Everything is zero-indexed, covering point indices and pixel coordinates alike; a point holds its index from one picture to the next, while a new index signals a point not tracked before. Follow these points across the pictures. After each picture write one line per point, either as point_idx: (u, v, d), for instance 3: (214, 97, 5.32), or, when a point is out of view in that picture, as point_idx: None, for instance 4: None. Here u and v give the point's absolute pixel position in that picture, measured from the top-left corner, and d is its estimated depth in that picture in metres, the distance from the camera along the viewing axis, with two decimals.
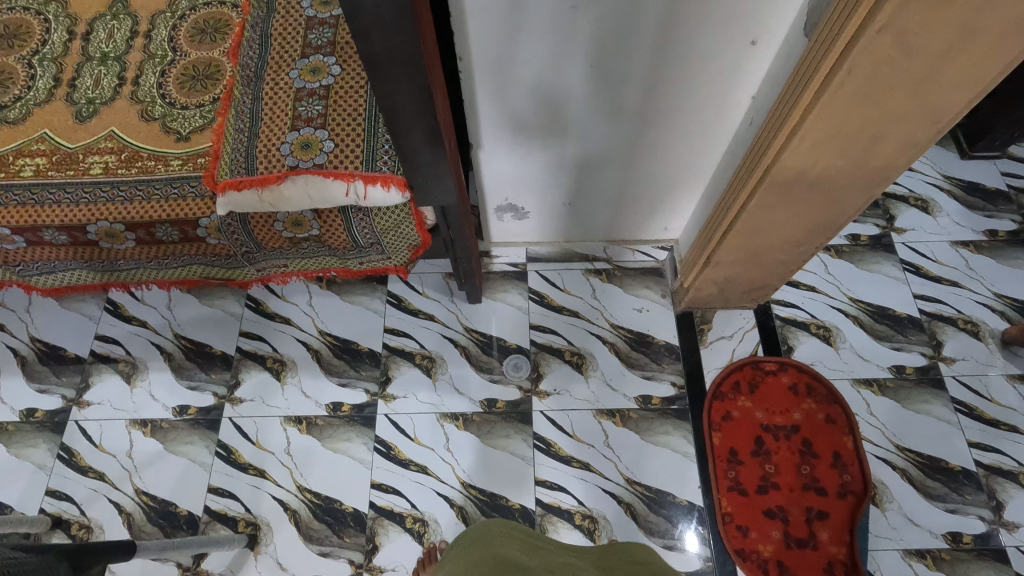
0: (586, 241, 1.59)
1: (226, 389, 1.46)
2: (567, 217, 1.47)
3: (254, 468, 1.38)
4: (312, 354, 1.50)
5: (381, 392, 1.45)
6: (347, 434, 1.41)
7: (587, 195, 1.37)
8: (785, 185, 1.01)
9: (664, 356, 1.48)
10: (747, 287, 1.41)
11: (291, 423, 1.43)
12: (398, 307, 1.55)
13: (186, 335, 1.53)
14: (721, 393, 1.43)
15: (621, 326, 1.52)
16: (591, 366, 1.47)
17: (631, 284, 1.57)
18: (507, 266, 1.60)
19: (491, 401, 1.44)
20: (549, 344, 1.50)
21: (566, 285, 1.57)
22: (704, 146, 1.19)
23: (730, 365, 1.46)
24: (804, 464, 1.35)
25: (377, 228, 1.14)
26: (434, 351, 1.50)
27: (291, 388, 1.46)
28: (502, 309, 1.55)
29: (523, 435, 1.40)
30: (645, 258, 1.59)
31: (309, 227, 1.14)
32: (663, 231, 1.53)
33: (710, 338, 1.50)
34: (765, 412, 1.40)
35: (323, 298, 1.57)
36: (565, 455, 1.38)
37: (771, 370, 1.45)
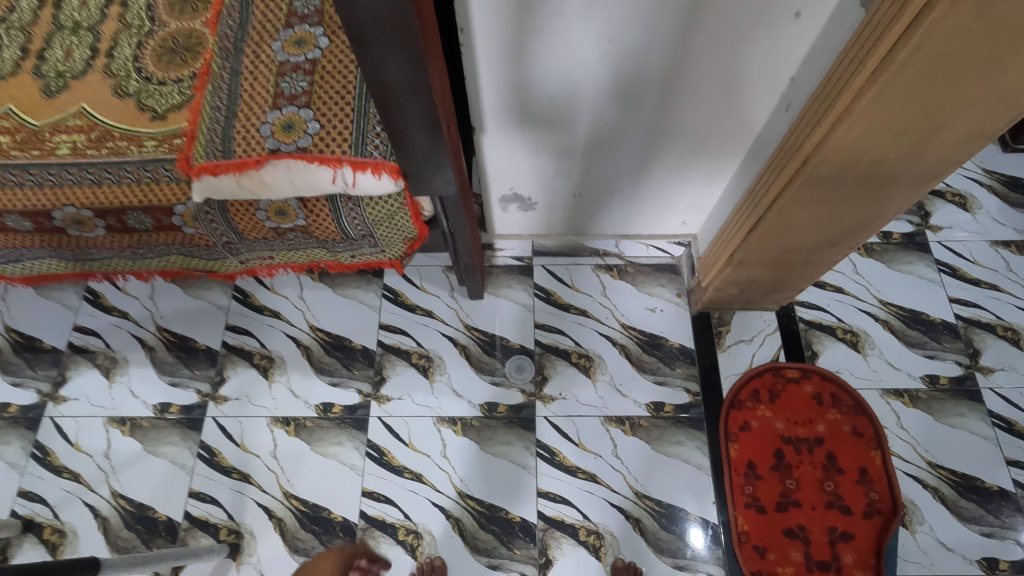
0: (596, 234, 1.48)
1: (210, 387, 1.38)
2: (576, 210, 1.36)
3: (237, 472, 1.30)
4: (303, 350, 1.41)
5: (374, 392, 1.36)
6: (337, 437, 1.32)
7: (600, 184, 1.26)
8: (824, 179, 0.90)
9: (678, 359, 1.38)
10: (769, 288, 1.30)
11: (278, 423, 1.34)
12: (394, 302, 1.45)
13: (169, 328, 1.44)
14: (738, 402, 1.32)
15: (632, 327, 1.42)
16: (599, 370, 1.38)
17: (644, 281, 1.46)
18: (511, 260, 1.49)
19: (492, 405, 1.34)
20: (555, 345, 1.40)
21: (574, 281, 1.47)
22: (731, 130, 1.07)
23: (749, 372, 1.36)
24: (827, 480, 1.25)
25: (369, 219, 1.04)
26: (432, 350, 1.41)
27: (280, 387, 1.38)
28: (506, 306, 1.45)
29: (525, 442, 1.31)
30: (659, 253, 1.48)
31: (295, 217, 1.03)
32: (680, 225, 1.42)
33: (728, 341, 1.39)
34: (786, 422, 1.30)
35: (316, 291, 1.47)
36: (570, 465, 1.29)
37: (793, 378, 1.35)
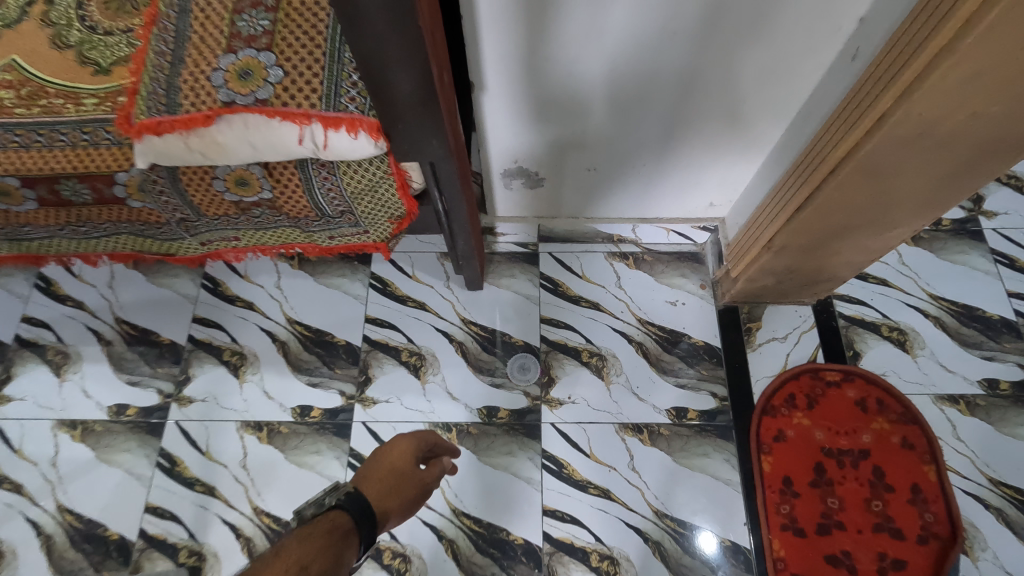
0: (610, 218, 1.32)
1: (173, 387, 1.22)
2: (589, 189, 1.20)
3: (201, 484, 1.14)
4: (278, 346, 1.25)
5: (358, 395, 1.21)
6: (315, 445, 1.17)
7: (619, 158, 1.10)
8: (903, 141, 0.74)
9: (702, 359, 1.22)
10: (808, 279, 1.14)
11: (249, 429, 1.18)
12: (382, 292, 1.30)
13: (129, 319, 1.28)
14: (772, 408, 1.17)
15: (650, 322, 1.26)
16: (613, 370, 1.22)
17: (663, 271, 1.30)
18: (513, 246, 1.33)
19: (491, 409, 1.18)
20: (563, 342, 1.24)
21: (585, 271, 1.30)
22: (779, 89, 0.91)
23: (783, 374, 1.20)
24: (875, 498, 1.09)
25: (347, 192, 0.88)
26: (425, 346, 1.25)
27: (251, 387, 1.22)
28: (508, 298, 1.29)
29: (529, 452, 1.15)
30: (681, 239, 1.32)
31: (259, 189, 0.87)
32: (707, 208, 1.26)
33: (759, 339, 1.23)
34: (826, 432, 1.15)
35: (295, 280, 1.32)
36: (580, 479, 1.13)
37: (833, 381, 1.19)
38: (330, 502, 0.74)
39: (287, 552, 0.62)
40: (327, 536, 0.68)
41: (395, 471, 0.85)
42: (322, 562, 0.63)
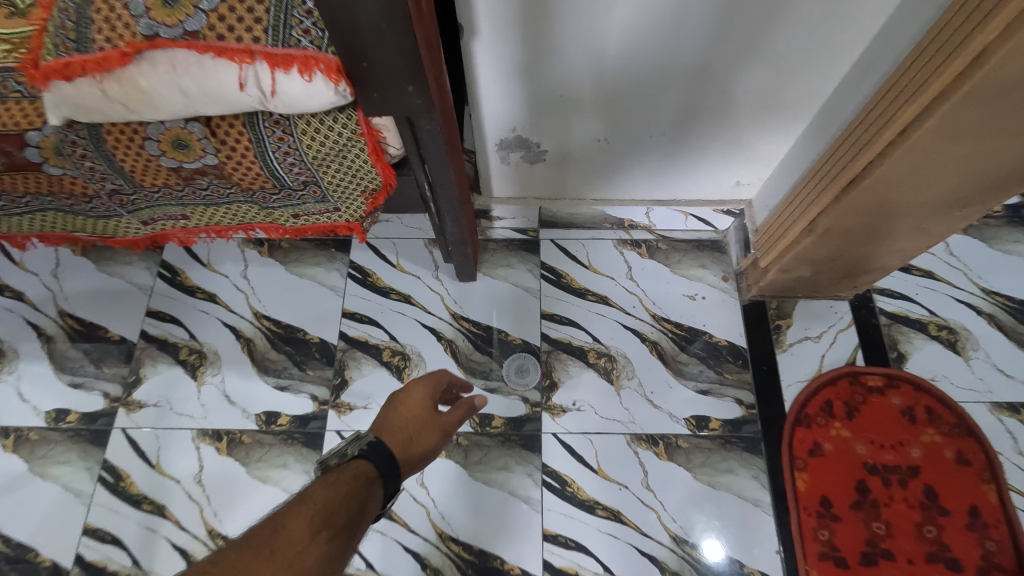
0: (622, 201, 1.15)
1: (121, 390, 1.06)
2: (597, 167, 1.05)
3: (149, 502, 0.99)
4: (243, 344, 1.10)
5: (333, 400, 1.05)
6: (282, 458, 1.02)
7: (636, 127, 0.94)
8: (1006, 86, 0.59)
9: (726, 361, 1.07)
10: (850, 269, 0.99)
11: (206, 439, 1.03)
12: (363, 284, 1.15)
13: (75, 313, 1.13)
14: (806, 418, 1.02)
15: (665, 319, 1.11)
16: (624, 373, 1.07)
17: (680, 261, 1.15)
18: (511, 232, 1.18)
19: (485, 418, 1.03)
20: (567, 341, 1.09)
21: (591, 261, 1.15)
22: (831, 37, 0.75)
23: (818, 379, 1.05)
24: (928, 524, 0.94)
25: (309, 157, 0.72)
26: (409, 345, 1.10)
27: (210, 391, 1.06)
28: (504, 291, 1.13)
29: (527, 467, 1.00)
30: (700, 225, 1.16)
31: (202, 153, 0.72)
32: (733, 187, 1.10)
33: (789, 339, 1.09)
34: (869, 446, 1.00)
35: (264, 269, 1.16)
36: (586, 498, 0.98)
37: (876, 387, 1.04)
38: (351, 452, 0.62)
39: (310, 505, 0.53)
40: (351, 487, 0.57)
41: (418, 419, 0.70)
42: (347, 516, 0.54)
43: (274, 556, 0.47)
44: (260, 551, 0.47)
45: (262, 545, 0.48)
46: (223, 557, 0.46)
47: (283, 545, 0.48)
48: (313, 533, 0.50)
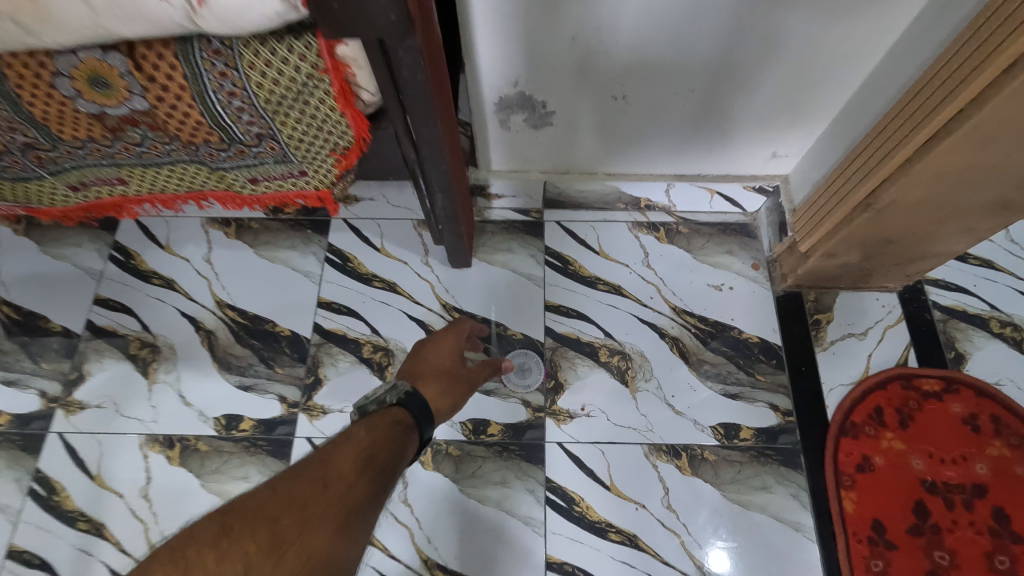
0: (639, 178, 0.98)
1: (60, 389, 0.92)
2: (609, 137, 0.89)
3: (87, 520, 0.85)
4: (203, 337, 0.96)
5: (304, 402, 0.91)
6: (244, 470, 0.88)
7: (663, 89, 0.79)
8: None
9: (758, 360, 0.93)
10: (906, 255, 0.85)
11: (155, 447, 0.89)
12: (342, 270, 1.01)
13: (13, 300, 0.99)
14: (852, 428, 0.88)
15: (687, 312, 0.97)
16: (640, 374, 0.93)
17: (703, 246, 1.01)
18: (511, 213, 1.04)
19: (479, 424, 0.89)
20: (575, 337, 0.95)
21: (602, 245, 1.01)
22: None
23: (865, 383, 0.91)
24: (998, 553, 0.80)
25: (262, 101, 0.58)
26: (393, 339, 0.96)
27: (163, 391, 0.92)
28: (503, 279, 0.99)
29: (528, 482, 0.86)
30: (726, 207, 1.01)
31: (128, 94, 0.57)
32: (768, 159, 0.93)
33: (830, 336, 0.94)
34: (927, 460, 0.85)
35: (230, 252, 1.02)
36: (597, 519, 0.84)
37: (932, 392, 0.90)
38: (388, 400, 0.67)
39: (353, 444, 0.60)
40: (390, 428, 0.64)
41: (444, 372, 0.74)
42: (387, 455, 0.60)
43: (325, 485, 0.54)
44: (315, 479, 0.54)
45: (317, 473, 0.55)
46: (283, 482, 0.54)
47: (333, 476, 0.56)
48: (358, 470, 0.57)
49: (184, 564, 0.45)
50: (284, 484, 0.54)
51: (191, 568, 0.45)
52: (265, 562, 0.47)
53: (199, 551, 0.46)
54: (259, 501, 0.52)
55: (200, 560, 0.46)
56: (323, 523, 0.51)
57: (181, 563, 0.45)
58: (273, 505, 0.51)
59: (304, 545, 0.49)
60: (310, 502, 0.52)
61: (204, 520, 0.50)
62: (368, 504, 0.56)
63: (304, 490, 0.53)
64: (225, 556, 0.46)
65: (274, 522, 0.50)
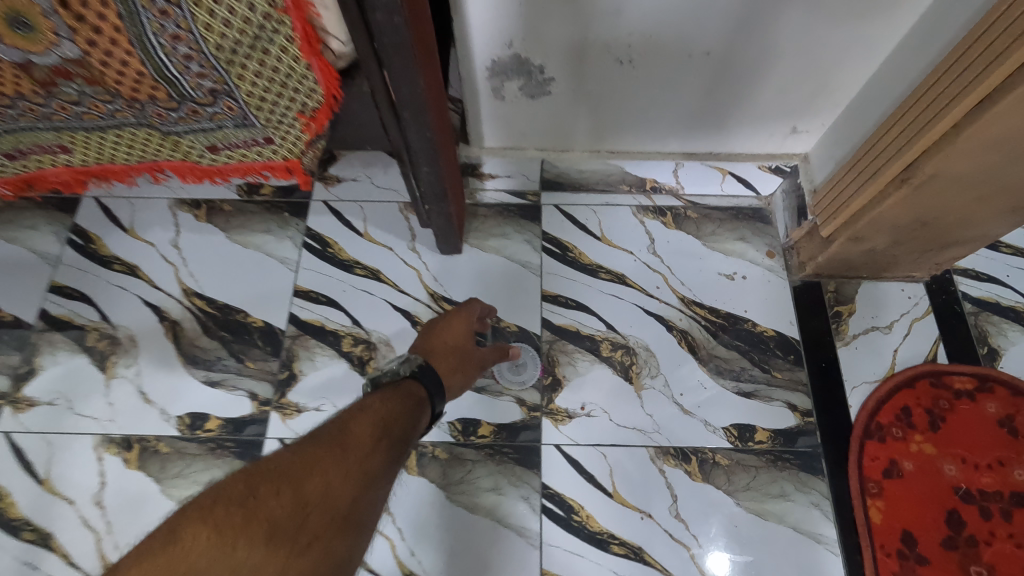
0: (646, 154, 0.89)
1: (8, 385, 0.84)
2: (607, 102, 0.79)
3: (34, 530, 0.77)
4: (167, 328, 0.88)
5: (277, 400, 0.83)
6: (209, 474, 0.80)
7: (677, 52, 0.71)
8: None
9: (774, 355, 0.85)
10: (938, 240, 0.77)
11: (112, 449, 0.80)
12: (321, 256, 0.92)
13: None
14: (878, 430, 0.80)
15: (697, 302, 0.89)
16: (646, 370, 0.85)
17: (714, 232, 0.93)
18: (505, 196, 0.96)
19: (468, 424, 0.81)
20: (574, 329, 0.87)
21: (604, 231, 0.93)
22: None
23: (891, 381, 0.83)
24: None
25: (216, 49, 0.50)
26: (376, 331, 0.88)
27: (122, 387, 0.84)
28: (496, 266, 0.91)
29: (523, 489, 0.78)
30: (739, 191, 0.94)
31: (55, 39, 0.47)
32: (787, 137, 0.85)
33: (852, 330, 0.87)
34: (961, 466, 0.78)
35: (199, 236, 0.94)
36: (598, 530, 0.76)
37: (965, 391, 0.82)
38: (403, 371, 0.64)
39: (369, 411, 0.57)
40: (406, 399, 0.61)
41: (451, 351, 0.70)
42: (403, 424, 0.58)
43: (345, 449, 0.52)
44: (334, 443, 0.52)
45: (334, 438, 0.53)
46: (302, 445, 0.52)
47: (352, 442, 0.53)
48: (376, 437, 0.55)
49: (213, 521, 0.43)
50: (304, 447, 0.51)
51: (221, 525, 0.43)
52: (293, 521, 0.45)
53: (225, 509, 0.44)
54: (281, 462, 0.49)
55: (229, 518, 0.43)
56: (346, 486, 0.49)
57: (210, 521, 0.43)
58: (295, 466, 0.49)
59: (330, 506, 0.47)
60: (328, 468, 0.50)
61: (227, 481, 0.48)
62: (386, 471, 0.53)
63: (325, 452, 0.51)
64: (253, 514, 0.44)
65: (296, 484, 0.47)
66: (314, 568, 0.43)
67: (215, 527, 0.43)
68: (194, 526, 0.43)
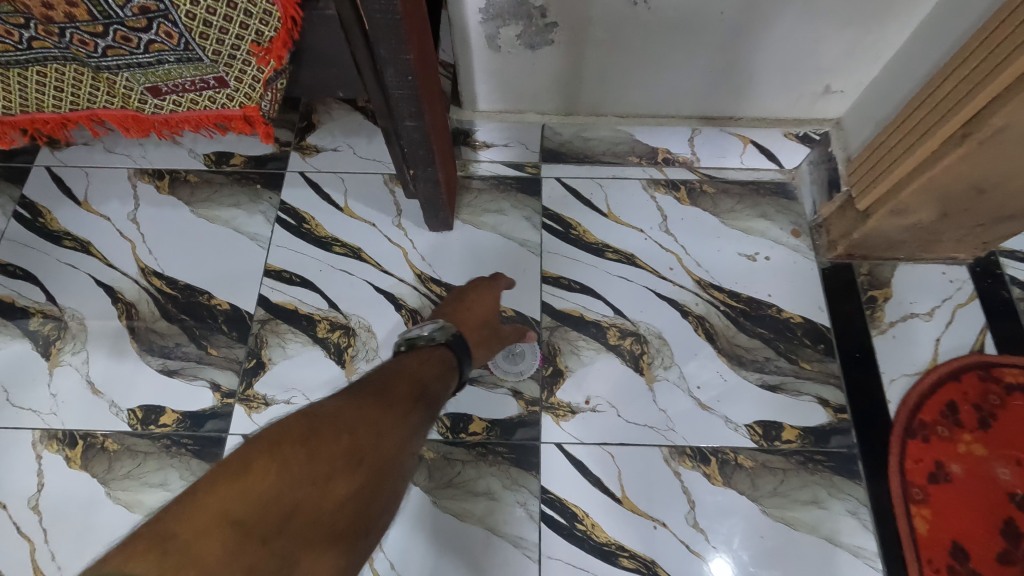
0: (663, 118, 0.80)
1: None
2: (618, 50, 0.70)
3: None
4: (122, 311, 0.78)
5: (243, 391, 0.74)
6: (162, 475, 0.70)
7: None
8: None
9: (801, 345, 0.76)
10: (995, 210, 0.68)
11: (53, 446, 0.71)
12: (296, 232, 0.83)
13: None
14: (921, 429, 0.71)
15: (714, 285, 0.79)
16: (658, 359, 0.75)
17: (733, 208, 0.84)
18: (502, 168, 0.86)
19: (458, 420, 0.72)
20: (578, 314, 0.78)
21: (611, 206, 0.84)
22: None
23: (934, 373, 0.74)
24: None
25: None
26: (355, 316, 0.78)
27: (67, 376, 0.74)
28: (490, 245, 0.82)
29: (519, 493, 0.69)
30: (760, 162, 0.84)
31: None
32: (818, 98, 0.76)
33: (889, 317, 0.77)
34: (1016, 469, 0.69)
35: (161, 210, 0.85)
36: (605, 540, 0.67)
37: (1018, 385, 0.73)
38: (439, 338, 0.62)
39: (407, 372, 0.56)
40: (439, 365, 0.59)
41: (479, 323, 0.67)
42: (437, 388, 0.57)
43: (390, 405, 0.51)
44: (379, 398, 0.51)
45: (377, 394, 0.51)
46: (349, 395, 0.50)
47: (395, 398, 0.51)
48: (416, 397, 0.53)
49: (281, 457, 0.41)
50: (352, 397, 0.50)
51: (289, 461, 0.41)
52: (349, 470, 0.43)
53: (290, 446, 0.42)
54: (332, 408, 0.47)
55: (294, 454, 0.41)
56: (395, 440, 0.48)
57: (278, 456, 0.41)
58: (348, 414, 0.47)
59: (381, 459, 0.46)
60: (380, 419, 0.48)
61: (283, 422, 0.45)
62: (422, 432, 0.52)
63: (375, 405, 0.49)
64: (316, 454, 0.42)
65: (353, 431, 0.46)
66: (360, 519, 0.43)
67: (284, 461, 0.40)
68: (261, 460, 0.40)
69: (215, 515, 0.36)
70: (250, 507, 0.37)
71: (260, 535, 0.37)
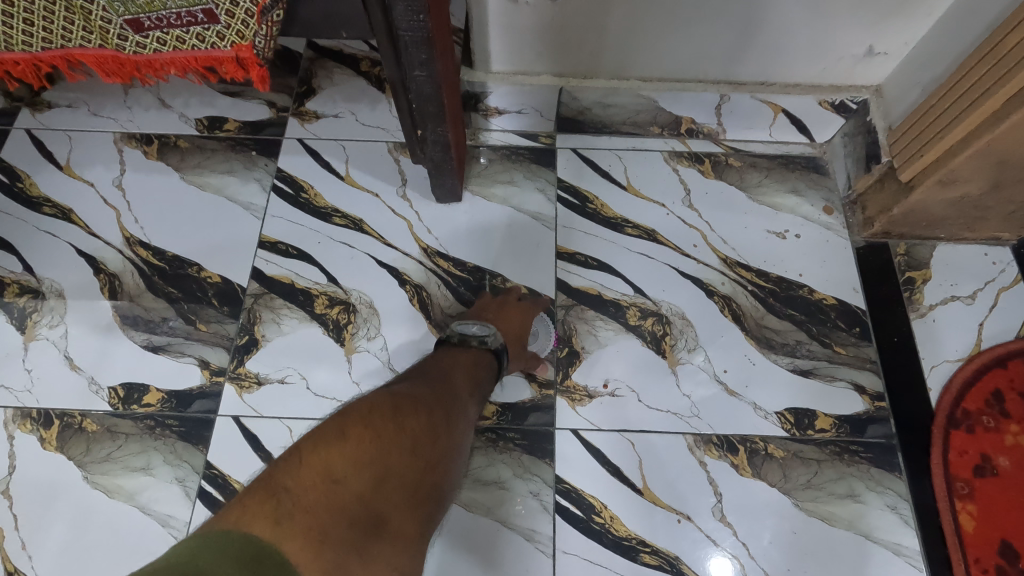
0: (690, 83, 0.75)
1: None
2: (649, 3, 0.64)
3: None
4: (104, 282, 0.73)
5: (234, 369, 0.68)
6: (145, 458, 0.65)
7: None
8: None
9: (835, 327, 0.71)
10: None
11: (26, 425, 0.66)
12: (293, 202, 0.77)
13: None
14: (966, 418, 0.66)
15: (742, 264, 0.74)
16: (682, 341, 0.70)
17: (760, 183, 0.79)
18: (514, 137, 0.81)
19: None
20: (596, 293, 0.72)
21: (631, 178, 0.79)
22: None
23: (979, 360, 0.68)
24: None
25: None
26: (356, 291, 0.73)
27: (43, 351, 0.69)
28: (501, 218, 0.76)
29: (532, 482, 0.64)
30: (790, 134, 0.79)
31: None
32: (859, 61, 0.70)
33: (930, 300, 0.72)
34: None
35: (149, 176, 0.79)
36: (625, 534, 0.62)
37: None
38: (489, 343, 0.61)
39: (461, 364, 0.58)
40: (485, 364, 0.60)
41: (514, 341, 0.64)
42: (486, 381, 0.59)
43: (453, 392, 0.54)
44: (444, 385, 0.54)
45: (439, 381, 0.54)
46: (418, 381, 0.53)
47: (454, 387, 0.54)
48: (471, 388, 0.56)
49: (370, 425, 0.44)
50: (423, 383, 0.53)
51: (379, 431, 0.44)
52: (428, 444, 0.46)
53: (378, 417, 0.45)
54: (407, 390, 0.51)
55: (384, 425, 0.44)
56: (459, 427, 0.51)
57: (370, 425, 0.44)
58: (422, 395, 0.50)
59: (451, 438, 0.49)
60: (446, 404, 0.51)
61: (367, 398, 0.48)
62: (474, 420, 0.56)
63: (440, 392, 0.52)
64: (404, 426, 0.45)
65: (429, 411, 0.49)
66: (431, 491, 0.46)
67: (375, 432, 0.43)
68: (356, 427, 0.43)
69: (320, 473, 0.39)
70: (349, 468, 0.41)
71: (351, 488, 0.40)
